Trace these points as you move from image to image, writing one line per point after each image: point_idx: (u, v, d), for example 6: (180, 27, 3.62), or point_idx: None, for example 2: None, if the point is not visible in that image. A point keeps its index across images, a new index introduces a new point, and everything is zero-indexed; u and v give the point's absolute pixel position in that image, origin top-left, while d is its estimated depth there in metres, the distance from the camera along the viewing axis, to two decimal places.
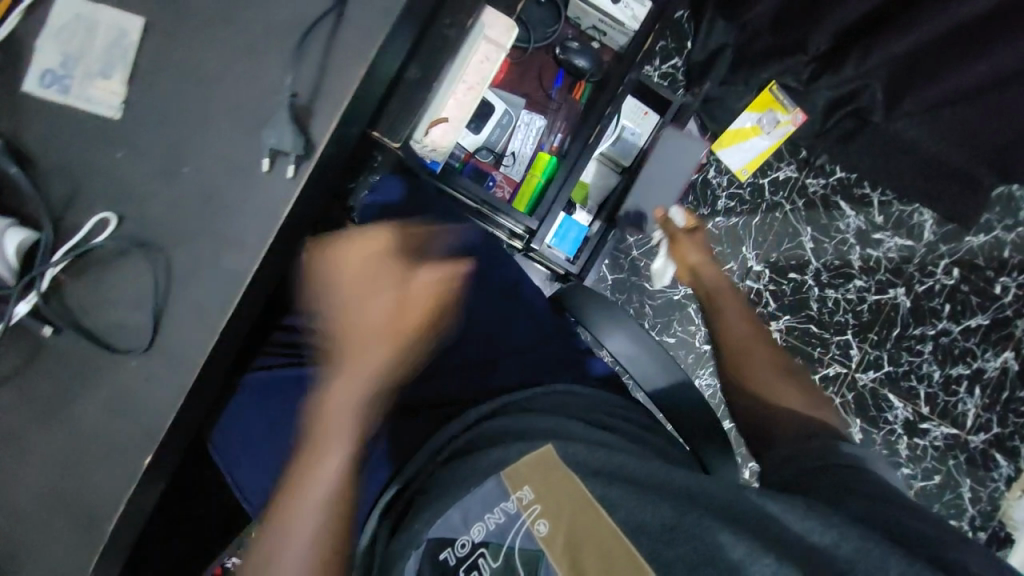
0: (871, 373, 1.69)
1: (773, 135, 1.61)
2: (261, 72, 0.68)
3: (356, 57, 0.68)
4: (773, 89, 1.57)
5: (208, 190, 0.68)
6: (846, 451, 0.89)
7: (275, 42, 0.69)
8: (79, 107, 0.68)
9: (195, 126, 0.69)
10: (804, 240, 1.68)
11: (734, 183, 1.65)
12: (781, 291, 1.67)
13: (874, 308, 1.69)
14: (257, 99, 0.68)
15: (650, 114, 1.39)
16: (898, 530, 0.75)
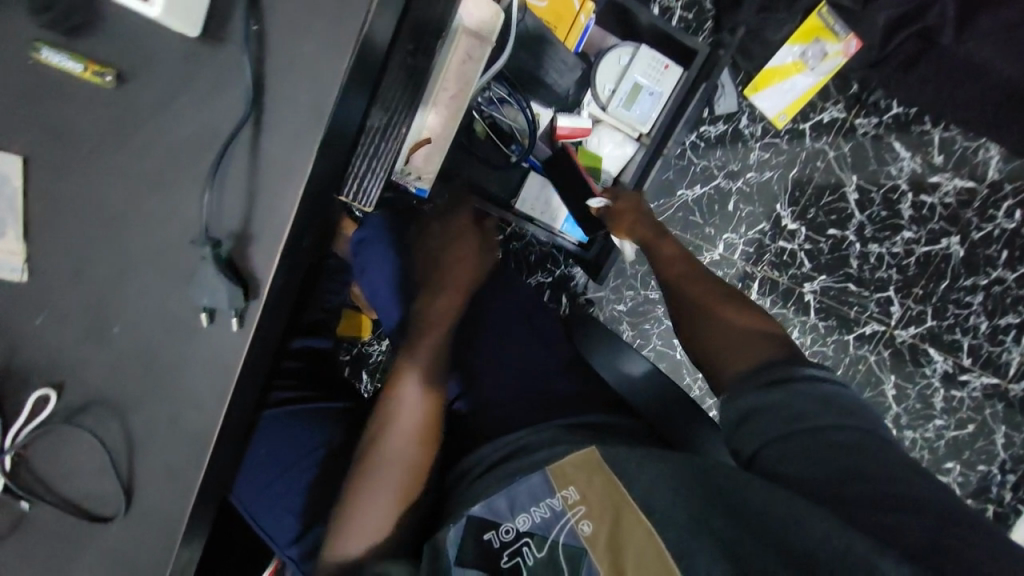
0: (911, 328, 1.56)
1: (818, 70, 1.37)
2: (193, 182, 0.54)
3: (306, 130, 0.54)
4: (821, 12, 1.32)
5: (152, 343, 0.55)
6: (809, 390, 0.72)
7: (216, 109, 0.53)
8: None
9: (135, 220, 0.54)
10: (848, 191, 1.47)
11: (769, 132, 1.44)
12: (817, 247, 1.51)
13: (919, 259, 1.53)
14: (198, 203, 0.54)
15: (671, 66, 1.18)
16: (917, 526, 0.57)
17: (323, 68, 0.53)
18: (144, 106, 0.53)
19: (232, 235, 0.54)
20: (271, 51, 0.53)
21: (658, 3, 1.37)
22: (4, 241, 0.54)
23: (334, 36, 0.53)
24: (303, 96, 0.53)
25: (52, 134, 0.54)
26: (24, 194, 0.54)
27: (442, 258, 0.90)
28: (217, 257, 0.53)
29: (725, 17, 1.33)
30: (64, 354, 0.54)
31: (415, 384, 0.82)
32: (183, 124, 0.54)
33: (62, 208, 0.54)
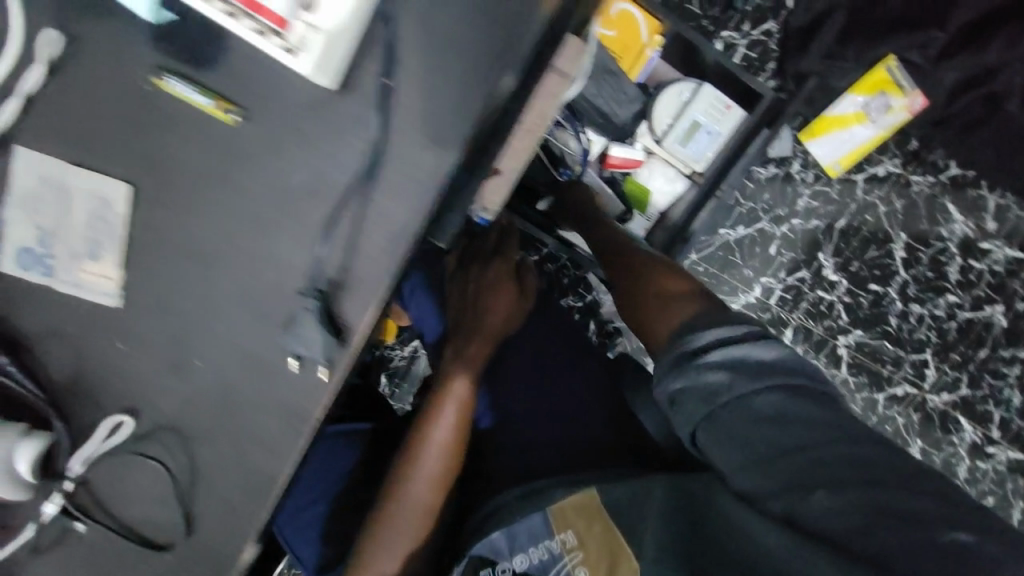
0: (946, 396, 1.43)
1: (880, 123, 1.30)
2: (298, 228, 0.46)
3: (426, 173, 0.45)
4: (888, 66, 1.25)
5: (236, 400, 0.48)
6: (727, 356, 0.59)
7: (331, 143, 0.45)
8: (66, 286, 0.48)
9: (225, 259, 0.47)
10: (896, 248, 1.42)
11: (820, 181, 1.40)
12: (856, 298, 1.43)
13: (963, 325, 1.44)
14: (303, 255, 0.46)
15: (733, 107, 1.13)
16: (851, 508, 0.50)
17: (450, 99, 0.44)
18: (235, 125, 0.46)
19: (334, 286, 0.46)
20: (395, 76, 0.44)
21: (722, 36, 1.33)
22: (94, 265, 0.48)
23: (468, 62, 0.44)
24: (423, 130, 0.44)
25: (127, 145, 0.47)
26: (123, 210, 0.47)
27: (493, 283, 0.79)
28: (321, 312, 0.46)
29: (793, 59, 1.28)
30: (133, 394, 0.49)
31: (456, 403, 0.72)
32: (287, 156, 0.46)
33: (138, 241, 0.47)
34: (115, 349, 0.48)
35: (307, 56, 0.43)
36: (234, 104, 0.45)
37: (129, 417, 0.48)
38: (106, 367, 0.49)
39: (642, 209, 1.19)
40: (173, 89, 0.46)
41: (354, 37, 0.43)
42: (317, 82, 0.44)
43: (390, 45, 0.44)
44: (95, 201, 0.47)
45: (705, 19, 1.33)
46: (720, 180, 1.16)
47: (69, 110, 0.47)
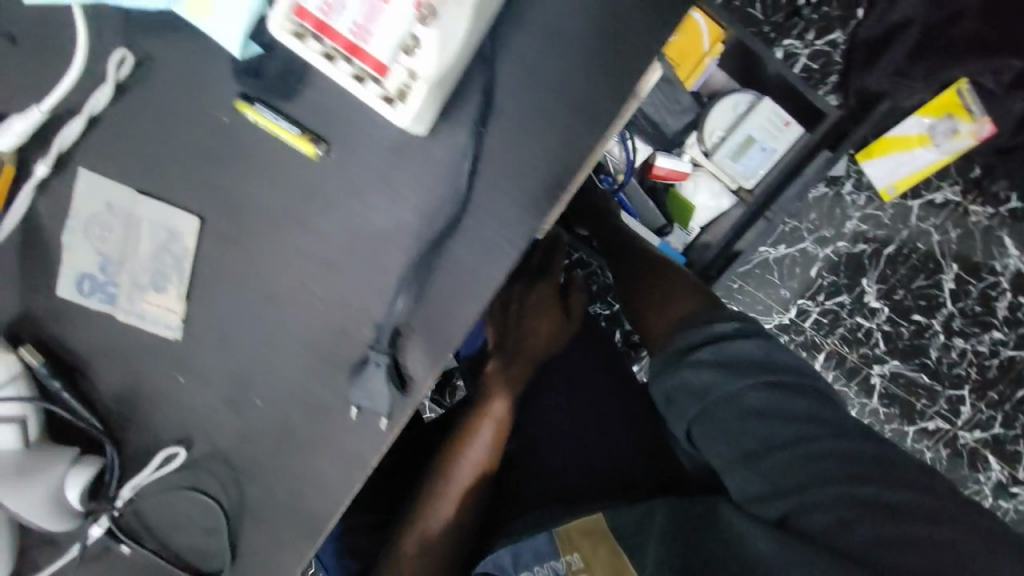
0: (982, 435, 0.91)
1: (938, 153, 0.85)
2: (363, 275, 0.34)
3: (527, 219, 0.32)
4: (961, 89, 0.81)
5: (276, 469, 0.39)
6: (722, 351, 0.46)
7: (381, 163, 0.32)
8: (169, 315, 0.35)
9: (259, 311, 0.35)
10: (947, 280, 0.91)
11: (873, 204, 0.91)
12: (898, 328, 0.92)
13: (1007, 367, 0.90)
14: (359, 312, 0.34)
15: (794, 123, 0.82)
16: (845, 510, 0.38)
17: (566, 129, 0.31)
18: (262, 132, 0.32)
19: (403, 341, 0.34)
20: (498, 85, 0.31)
21: (779, 45, 0.88)
22: (163, 297, 0.35)
23: (595, 79, 0.30)
24: (529, 167, 0.31)
25: (109, 139, 0.32)
26: (195, 231, 0.33)
27: (537, 304, 0.69)
28: (392, 368, 0.34)
29: (859, 74, 0.82)
30: (143, 457, 0.39)
31: (493, 423, 0.61)
32: (344, 178, 0.32)
33: (191, 274, 0.34)
34: (118, 401, 0.38)
35: (406, 98, 0.27)
36: (314, 138, 0.31)
37: (183, 451, 0.38)
38: (112, 422, 0.38)
39: (684, 226, 0.87)
40: (173, 69, 0.31)
41: (463, 46, 0.26)
42: (413, 129, 0.27)
43: (494, 41, 0.30)
44: (126, 216, 0.33)
45: (766, 24, 0.88)
46: (778, 202, 0.84)
47: (20, 80, 0.33)
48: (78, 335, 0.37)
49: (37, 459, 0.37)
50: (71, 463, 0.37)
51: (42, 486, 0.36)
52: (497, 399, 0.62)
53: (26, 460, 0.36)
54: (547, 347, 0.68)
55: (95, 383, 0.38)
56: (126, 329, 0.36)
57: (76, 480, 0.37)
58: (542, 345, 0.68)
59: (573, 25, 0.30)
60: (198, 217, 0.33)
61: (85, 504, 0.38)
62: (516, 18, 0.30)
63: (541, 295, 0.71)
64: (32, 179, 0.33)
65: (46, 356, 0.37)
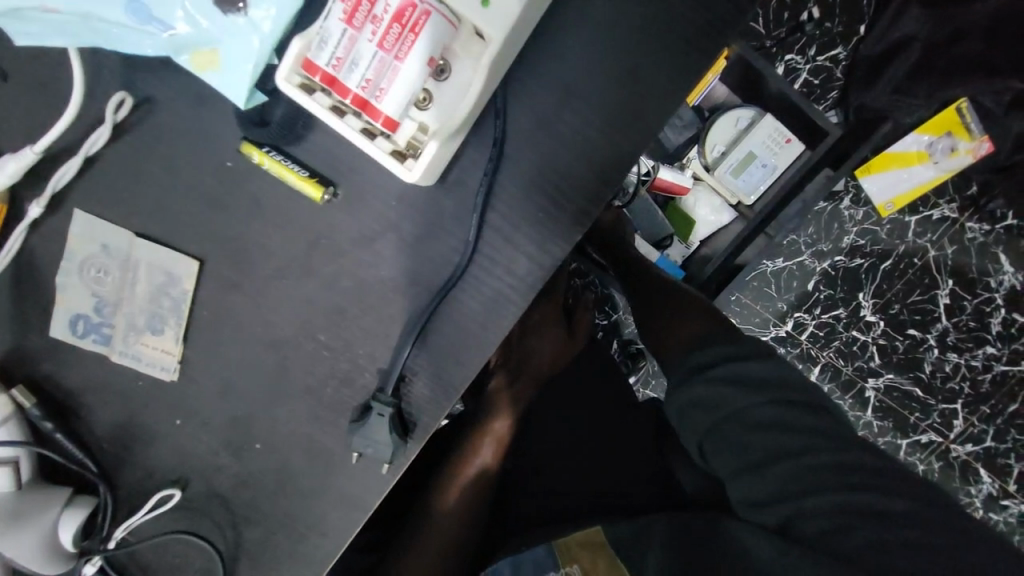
0: (972, 449, 0.90)
1: (935, 169, 0.85)
2: (368, 323, 0.33)
3: (537, 265, 0.32)
4: (961, 107, 0.80)
5: (273, 513, 0.38)
6: (734, 373, 0.43)
7: (387, 209, 0.31)
8: (166, 358, 0.34)
9: (262, 356, 0.34)
10: (942, 295, 0.89)
11: (872, 221, 0.89)
12: (893, 342, 0.90)
13: (998, 381, 0.90)
14: (364, 359, 0.34)
15: (795, 141, 0.78)
16: (847, 520, 0.37)
17: (578, 184, 0.31)
18: (263, 176, 0.31)
19: (406, 387, 0.34)
20: (508, 133, 0.30)
21: (778, 61, 0.82)
22: (158, 339, 0.34)
23: (609, 134, 0.30)
24: (539, 220, 0.31)
25: (107, 181, 0.31)
26: (194, 274, 0.33)
27: (541, 321, 0.69)
28: (395, 417, 0.34)
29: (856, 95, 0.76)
30: (139, 498, 0.38)
31: (493, 442, 0.62)
32: (351, 226, 0.32)
33: (189, 318, 0.33)
34: (113, 443, 0.37)
35: (417, 154, 0.26)
36: (322, 181, 0.30)
37: (179, 492, 0.38)
38: (107, 464, 0.37)
39: (685, 241, 0.83)
40: (170, 110, 0.30)
41: (476, 102, 0.26)
42: (421, 184, 0.27)
43: (505, 89, 0.30)
44: (122, 258, 0.32)
45: (768, 39, 0.81)
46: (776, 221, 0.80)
47: (4, 116, 0.31)
48: (75, 376, 0.36)
49: (29, 503, 0.36)
50: (63, 507, 0.36)
51: (35, 530, 0.35)
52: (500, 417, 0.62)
53: (19, 504, 0.35)
54: (548, 365, 0.67)
55: (90, 426, 0.37)
56: (124, 373, 0.35)
57: (70, 522, 0.36)
58: (546, 364, 0.67)
59: (587, 79, 0.30)
60: (196, 258, 0.32)
61: (78, 545, 0.37)
62: (525, 65, 0.30)
63: (548, 312, 0.69)
64: (23, 219, 0.32)
65: (38, 397, 0.36)
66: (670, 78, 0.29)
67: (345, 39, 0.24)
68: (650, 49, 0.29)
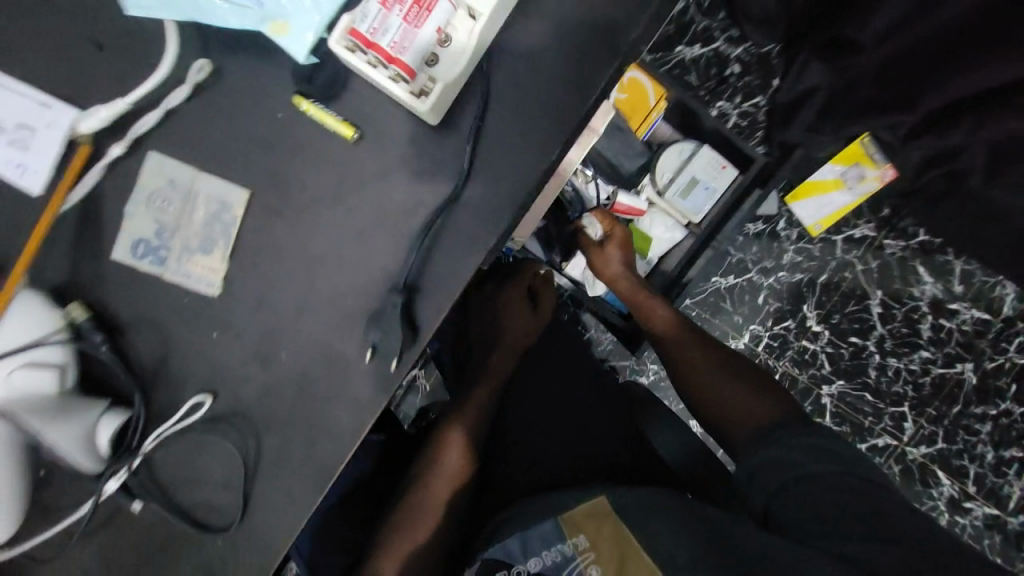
0: (926, 448, 1.00)
1: (851, 196, 0.95)
2: (384, 239, 0.42)
3: (516, 192, 0.41)
4: (865, 141, 0.91)
5: (291, 420, 0.44)
6: (804, 442, 0.54)
7: (400, 148, 0.41)
8: (212, 274, 0.41)
9: (293, 271, 0.42)
10: (874, 305, 1.01)
11: (804, 240, 1.01)
12: (839, 350, 1.02)
13: (937, 384, 1.00)
14: (379, 270, 0.42)
15: (730, 167, 0.93)
16: (905, 556, 0.42)
17: (546, 130, 0.41)
18: (304, 123, 0.40)
19: (414, 291, 0.42)
20: (492, 91, 0.41)
21: (713, 106, 0.99)
22: (208, 257, 0.41)
23: (567, 95, 0.41)
24: (517, 156, 0.41)
25: (179, 128, 0.40)
26: (243, 202, 0.41)
27: (511, 304, 0.78)
28: (405, 308, 0.42)
29: (777, 131, 0.90)
30: (170, 409, 0.43)
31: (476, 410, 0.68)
32: (372, 162, 0.41)
33: (236, 239, 0.41)
34: (152, 358, 0.43)
35: (428, 94, 0.37)
36: (353, 124, 0.40)
37: (209, 400, 0.43)
38: (146, 377, 0.43)
39: (646, 256, 0.97)
40: (236, 73, 0.40)
41: (470, 58, 0.37)
42: (430, 115, 0.38)
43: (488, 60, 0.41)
44: (185, 189, 0.41)
45: (702, 89, 0.98)
46: (721, 234, 0.94)
47: (102, 78, 0.40)
48: (126, 294, 0.42)
49: (73, 404, 0.41)
50: (103, 411, 0.41)
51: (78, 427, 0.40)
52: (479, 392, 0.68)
53: (65, 404, 0.41)
54: (521, 342, 0.76)
55: (134, 341, 0.43)
56: (170, 290, 0.42)
57: (109, 423, 0.41)
58: (519, 342, 0.76)
59: (548, 55, 0.41)
60: (244, 190, 0.41)
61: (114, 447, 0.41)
62: (505, 43, 0.41)
63: (518, 297, 0.79)
64: (103, 159, 0.40)
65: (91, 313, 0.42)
66: (606, 55, 0.40)
67: (379, 15, 0.36)
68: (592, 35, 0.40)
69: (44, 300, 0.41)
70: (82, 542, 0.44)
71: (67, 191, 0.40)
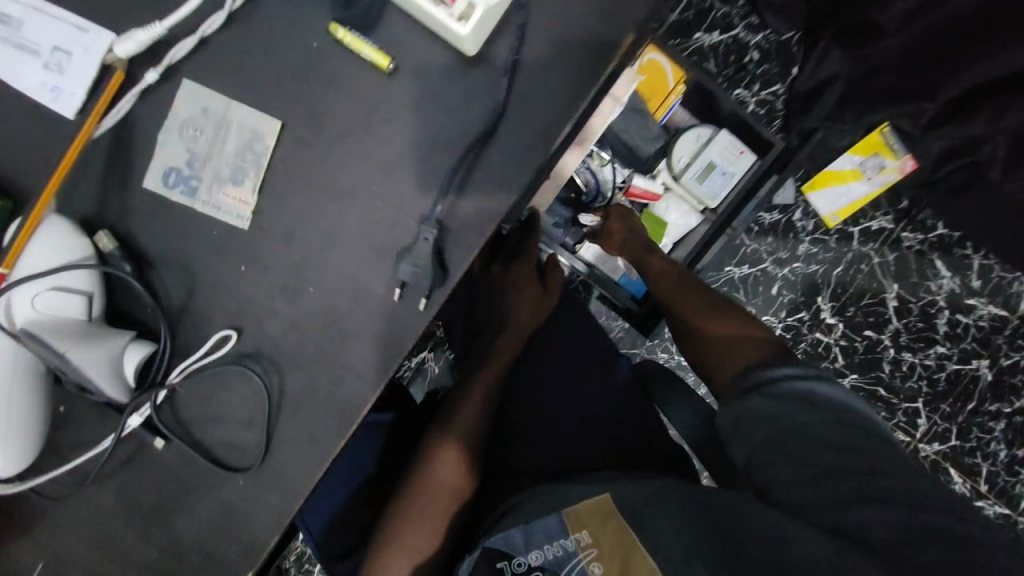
0: (940, 446, 0.98)
1: (870, 185, 0.94)
2: (415, 175, 0.41)
3: (550, 130, 0.41)
4: (883, 132, 0.90)
5: (315, 358, 0.43)
6: (790, 390, 0.48)
7: (434, 82, 0.40)
8: (240, 206, 0.41)
9: (322, 205, 0.42)
10: (890, 298, 0.98)
11: (821, 232, 0.98)
12: (853, 343, 0.99)
13: (953, 378, 0.98)
14: (409, 206, 0.42)
15: (747, 152, 0.89)
16: (909, 533, 0.37)
17: (581, 67, 0.40)
18: (340, 57, 0.40)
19: (444, 229, 0.41)
20: (530, 25, 0.40)
21: (732, 93, 0.95)
22: (238, 189, 0.41)
23: (601, 35, 0.40)
24: (550, 93, 0.41)
25: (214, 56, 0.40)
26: (275, 134, 0.40)
27: (524, 283, 0.75)
28: (435, 246, 0.41)
29: (795, 120, 0.88)
30: (196, 343, 0.43)
31: (484, 391, 0.67)
32: (405, 94, 0.41)
33: (266, 170, 0.41)
34: (179, 291, 0.42)
35: (466, 19, 0.38)
36: (388, 55, 0.40)
37: (235, 335, 0.42)
38: (173, 310, 0.42)
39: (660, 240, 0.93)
40: (274, 3, 0.40)
41: None
42: (468, 42, 0.39)
43: None
44: (218, 117, 0.40)
45: (720, 76, 0.95)
46: (737, 220, 0.92)
47: (141, 5, 0.40)
48: (155, 226, 0.42)
49: (98, 331, 0.40)
50: (130, 339, 0.41)
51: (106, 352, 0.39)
52: (488, 370, 0.66)
53: (90, 330, 0.40)
54: (532, 322, 0.74)
55: (161, 274, 0.42)
56: (198, 221, 0.41)
57: (135, 352, 0.41)
58: (529, 322, 0.74)
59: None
60: (276, 120, 0.40)
61: (139, 376, 0.41)
62: None
63: (531, 277, 0.76)
64: (137, 85, 0.40)
65: (119, 243, 0.42)
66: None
67: None
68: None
69: (75, 227, 0.41)
70: (101, 479, 0.43)
71: (100, 118, 0.39)
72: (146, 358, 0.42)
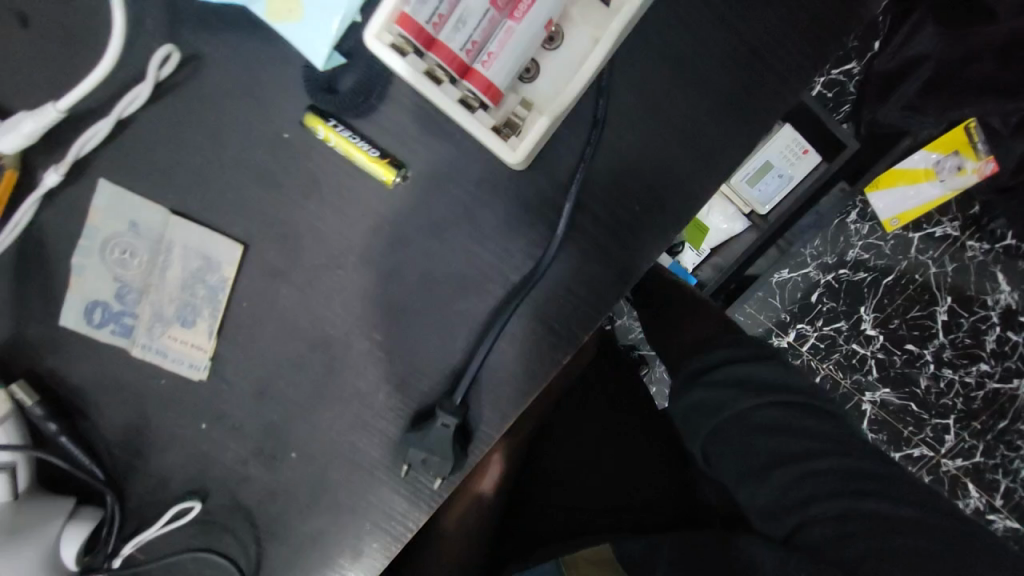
0: (962, 462, 0.67)
1: (945, 193, 0.63)
2: (432, 320, 0.30)
3: (630, 254, 0.29)
4: (969, 126, 0.59)
5: (300, 534, 0.33)
6: (733, 373, 0.41)
7: (467, 192, 0.29)
8: (191, 350, 0.30)
9: (305, 353, 0.30)
10: (940, 313, 0.66)
11: (875, 235, 0.65)
12: (891, 357, 0.66)
13: (988, 398, 0.66)
14: (424, 357, 0.30)
15: (813, 152, 0.56)
16: (853, 527, 0.34)
17: (676, 171, 0.29)
18: (334, 153, 0.28)
19: (475, 385, 0.30)
20: (607, 116, 0.28)
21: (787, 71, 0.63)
22: (188, 331, 0.30)
23: (704, 136, 0.28)
24: (626, 219, 0.29)
25: (156, 152, 0.28)
26: (235, 263, 0.29)
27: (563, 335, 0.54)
28: (458, 428, 0.30)
29: (867, 109, 0.58)
30: (149, 512, 0.33)
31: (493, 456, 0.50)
32: (422, 215, 0.29)
33: (226, 309, 0.30)
34: (122, 449, 0.32)
35: (518, 133, 0.25)
36: (393, 163, 0.28)
37: (200, 505, 0.32)
38: (116, 473, 0.32)
39: (698, 248, 0.59)
40: (239, 76, 0.28)
41: (586, 81, 0.25)
42: (520, 165, 0.26)
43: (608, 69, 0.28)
44: (153, 240, 0.29)
45: None
46: (791, 230, 0.60)
47: (50, 78, 0.28)
48: (84, 369, 0.31)
49: (25, 517, 0.31)
50: (66, 519, 0.32)
51: (36, 544, 0.30)
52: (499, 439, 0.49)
53: (13, 519, 0.31)
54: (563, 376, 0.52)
55: (102, 429, 0.32)
56: (143, 367, 0.31)
57: (74, 534, 0.32)
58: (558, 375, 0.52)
59: (688, 82, 0.28)
60: (236, 237, 0.29)
61: (83, 561, 0.32)
62: (630, 48, 0.28)
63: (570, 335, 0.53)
64: (37, 189, 0.29)
65: (43, 396, 0.31)
66: (770, 95, 0.28)
67: None
68: (764, 51, 0.28)
69: None
70: None
71: None
72: (91, 533, 0.33)
